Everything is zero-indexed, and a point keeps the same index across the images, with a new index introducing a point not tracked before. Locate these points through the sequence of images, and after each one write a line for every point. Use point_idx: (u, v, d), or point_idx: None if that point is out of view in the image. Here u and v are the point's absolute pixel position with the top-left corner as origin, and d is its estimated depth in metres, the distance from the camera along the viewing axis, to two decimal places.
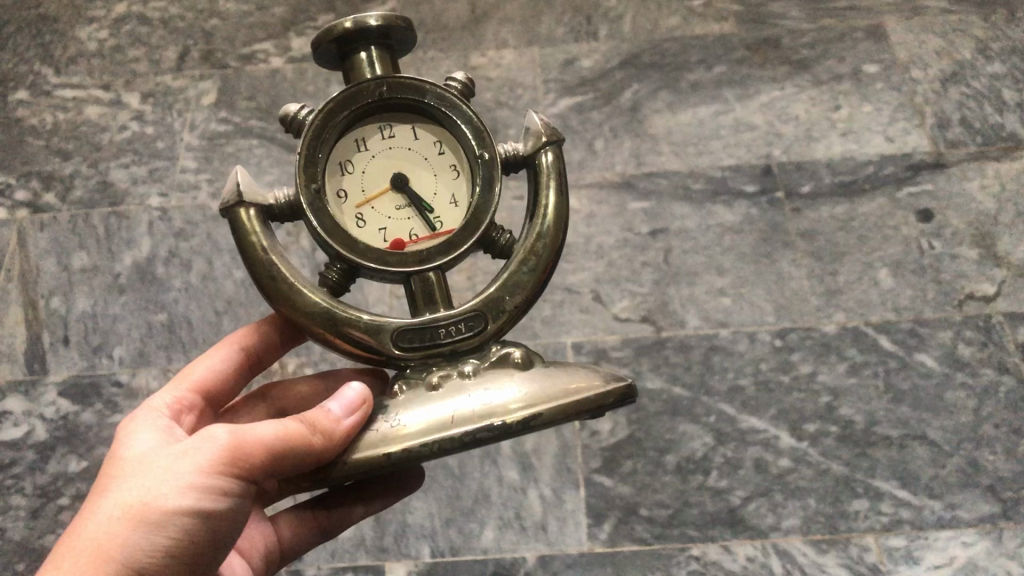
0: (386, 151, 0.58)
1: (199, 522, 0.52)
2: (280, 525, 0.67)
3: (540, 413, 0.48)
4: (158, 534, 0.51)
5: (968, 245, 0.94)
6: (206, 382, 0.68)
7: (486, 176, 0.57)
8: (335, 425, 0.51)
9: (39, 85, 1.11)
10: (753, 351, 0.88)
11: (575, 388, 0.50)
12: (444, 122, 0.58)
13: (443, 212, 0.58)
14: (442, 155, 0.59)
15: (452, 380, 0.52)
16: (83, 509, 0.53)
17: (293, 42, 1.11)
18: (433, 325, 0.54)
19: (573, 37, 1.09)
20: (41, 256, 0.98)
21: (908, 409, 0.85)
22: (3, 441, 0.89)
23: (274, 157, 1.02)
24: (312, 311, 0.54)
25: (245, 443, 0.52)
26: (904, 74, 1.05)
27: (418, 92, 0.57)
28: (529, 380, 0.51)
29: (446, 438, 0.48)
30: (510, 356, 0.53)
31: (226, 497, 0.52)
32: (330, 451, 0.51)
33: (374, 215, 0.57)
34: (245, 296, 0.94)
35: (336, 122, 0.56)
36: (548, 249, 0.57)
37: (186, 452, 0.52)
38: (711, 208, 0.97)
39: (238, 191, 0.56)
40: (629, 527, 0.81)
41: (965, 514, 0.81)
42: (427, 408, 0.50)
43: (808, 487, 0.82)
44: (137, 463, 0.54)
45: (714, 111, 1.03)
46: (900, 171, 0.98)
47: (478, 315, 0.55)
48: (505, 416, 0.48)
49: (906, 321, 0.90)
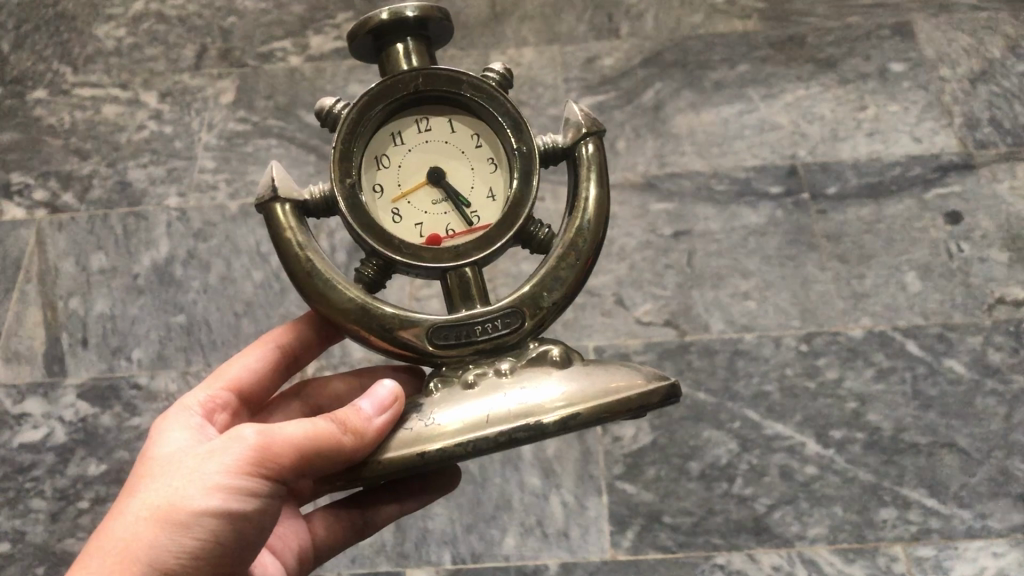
0: (422, 144, 0.57)
1: (227, 523, 0.51)
2: (315, 524, 0.66)
3: (579, 413, 0.47)
4: (185, 535, 0.50)
5: (999, 248, 0.92)
6: (240, 381, 0.67)
7: (524, 169, 0.56)
8: (367, 423, 0.50)
9: (57, 84, 1.10)
10: (778, 355, 0.87)
11: (615, 387, 0.49)
12: (481, 114, 0.57)
13: (480, 206, 0.57)
14: (480, 147, 0.57)
15: (488, 379, 0.51)
16: (113, 508, 0.53)
17: (312, 40, 1.10)
18: (469, 322, 0.53)
19: (594, 35, 1.07)
20: (60, 257, 0.98)
21: (937, 416, 0.84)
22: (23, 444, 0.89)
23: (293, 157, 1.02)
24: (346, 308, 0.53)
25: (273, 443, 0.51)
26: (932, 73, 1.03)
27: (454, 84, 0.56)
28: (569, 379, 0.49)
29: (481, 438, 0.47)
30: (549, 354, 0.52)
31: (255, 497, 0.51)
32: (360, 452, 0.50)
33: (410, 209, 0.56)
34: (264, 298, 0.94)
35: (371, 116, 0.55)
36: (588, 243, 0.55)
37: (215, 452, 0.51)
38: (736, 210, 0.95)
39: (272, 186, 0.55)
40: (652, 535, 0.80)
41: (996, 524, 0.80)
42: (462, 407, 0.49)
43: (835, 494, 0.81)
44: (168, 462, 0.54)
45: (738, 111, 1.02)
46: (928, 172, 0.97)
47: (514, 312, 0.53)
48: (541, 417, 0.47)
49: (935, 325, 0.88)
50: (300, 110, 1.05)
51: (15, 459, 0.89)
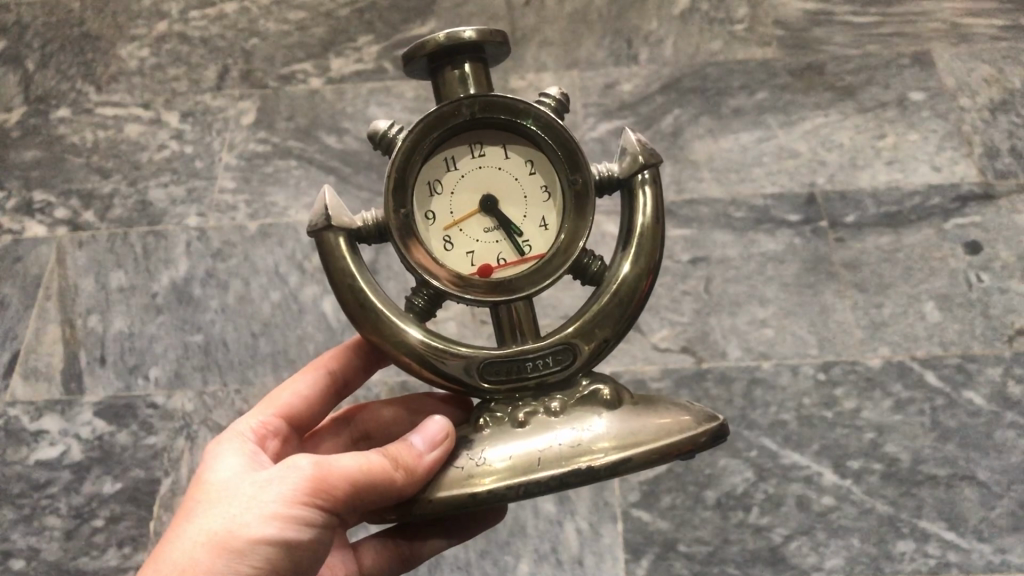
0: (475, 171, 0.56)
1: (281, 553, 0.51)
2: (362, 553, 0.67)
3: (629, 458, 0.48)
4: (240, 563, 0.50)
5: (1018, 279, 0.92)
6: (292, 408, 0.68)
7: (578, 203, 0.56)
8: (418, 459, 0.50)
9: (80, 103, 1.11)
10: (796, 384, 0.87)
11: (665, 428, 0.49)
12: (537, 142, 0.56)
13: (532, 235, 0.57)
14: (533, 175, 0.57)
15: (539, 418, 0.51)
16: (168, 533, 0.53)
17: (333, 63, 1.11)
18: (520, 358, 0.53)
19: (613, 61, 1.08)
20: (80, 274, 0.99)
21: (956, 448, 0.83)
22: (39, 461, 0.89)
23: (312, 178, 1.02)
24: (399, 341, 0.53)
25: (328, 475, 0.51)
26: (951, 102, 1.03)
27: (511, 112, 0.55)
28: (618, 421, 0.50)
29: (530, 482, 0.47)
30: (599, 393, 0.52)
31: (309, 528, 0.51)
32: (412, 486, 0.50)
33: (462, 237, 0.56)
34: (282, 318, 0.94)
35: (426, 144, 0.54)
36: (641, 278, 0.55)
37: (271, 483, 0.52)
38: (754, 236, 0.95)
39: (326, 214, 0.55)
40: (667, 564, 0.80)
41: (1015, 558, 0.79)
42: (512, 445, 0.49)
43: (853, 526, 0.80)
44: (223, 490, 0.54)
45: (757, 138, 1.02)
46: (947, 203, 0.96)
47: (565, 348, 0.54)
48: (592, 460, 0.47)
49: (953, 356, 0.88)
50: (320, 132, 1.05)
51: (31, 475, 0.89)
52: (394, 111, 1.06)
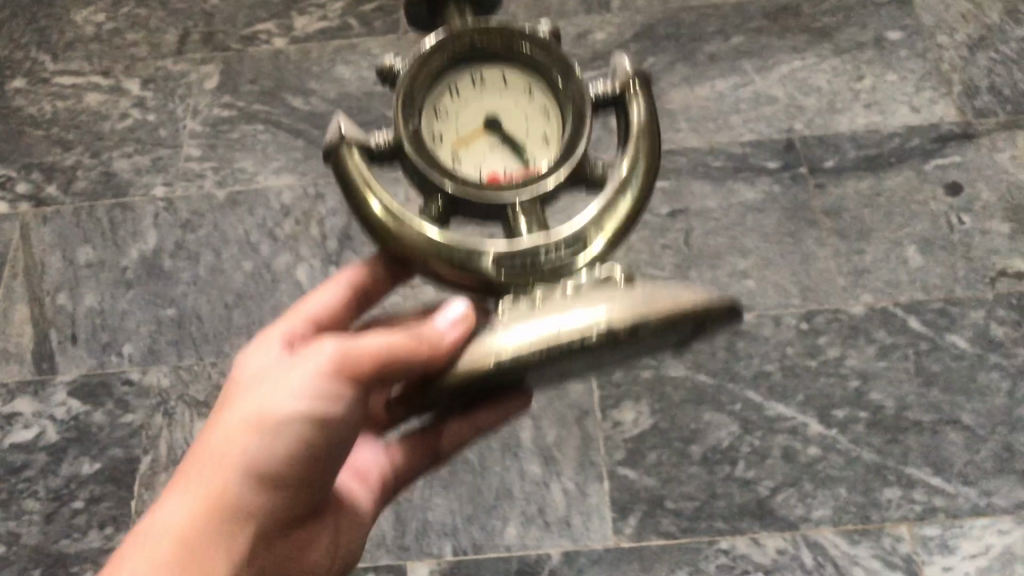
0: (477, 97, 0.53)
1: (316, 428, 0.51)
2: (392, 451, 0.66)
3: (654, 319, 0.42)
4: (273, 443, 0.51)
5: (999, 219, 0.91)
6: (319, 315, 0.65)
7: (578, 114, 0.52)
8: (440, 339, 0.47)
9: (37, 73, 1.08)
10: (778, 335, 0.86)
11: (686, 294, 0.43)
12: (536, 66, 0.53)
13: (537, 151, 0.52)
14: (537, 100, 0.53)
15: (553, 295, 0.45)
16: (210, 420, 0.54)
17: (296, 22, 1.08)
18: (536, 250, 0.49)
19: (584, 9, 1.05)
20: (46, 251, 0.96)
21: (940, 393, 0.83)
22: (14, 444, 0.87)
23: (280, 143, 1.00)
24: (415, 244, 0.49)
25: (352, 354, 0.50)
26: (929, 40, 1.01)
27: (510, 37, 0.52)
28: (638, 286, 0.44)
29: (552, 347, 0.42)
30: (613, 273, 0.46)
31: (341, 403, 0.50)
32: (433, 364, 0.46)
33: (468, 157, 0.52)
34: (255, 289, 0.92)
35: (428, 69, 0.51)
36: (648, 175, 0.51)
37: (299, 363, 0.51)
38: (732, 186, 0.94)
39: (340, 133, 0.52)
40: (655, 521, 0.79)
41: (1001, 501, 0.78)
42: (529, 317, 0.44)
43: (839, 475, 0.80)
44: (259, 375, 0.54)
45: (733, 85, 1.00)
46: (927, 144, 0.95)
47: (577, 241, 0.49)
48: (616, 319, 0.42)
49: (937, 300, 0.87)
50: (286, 94, 1.03)
51: (6, 459, 0.87)
52: (361, 69, 1.03)
